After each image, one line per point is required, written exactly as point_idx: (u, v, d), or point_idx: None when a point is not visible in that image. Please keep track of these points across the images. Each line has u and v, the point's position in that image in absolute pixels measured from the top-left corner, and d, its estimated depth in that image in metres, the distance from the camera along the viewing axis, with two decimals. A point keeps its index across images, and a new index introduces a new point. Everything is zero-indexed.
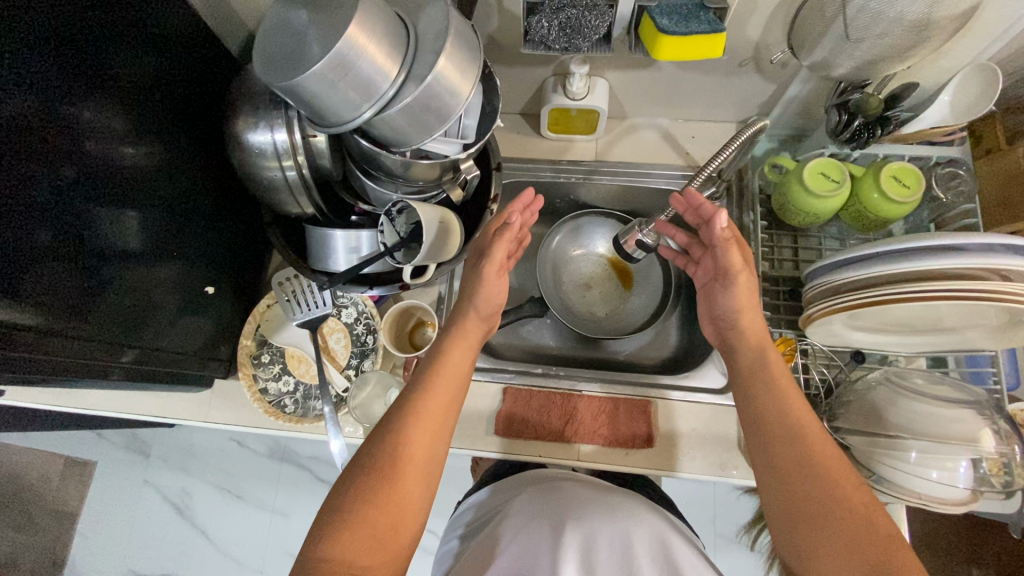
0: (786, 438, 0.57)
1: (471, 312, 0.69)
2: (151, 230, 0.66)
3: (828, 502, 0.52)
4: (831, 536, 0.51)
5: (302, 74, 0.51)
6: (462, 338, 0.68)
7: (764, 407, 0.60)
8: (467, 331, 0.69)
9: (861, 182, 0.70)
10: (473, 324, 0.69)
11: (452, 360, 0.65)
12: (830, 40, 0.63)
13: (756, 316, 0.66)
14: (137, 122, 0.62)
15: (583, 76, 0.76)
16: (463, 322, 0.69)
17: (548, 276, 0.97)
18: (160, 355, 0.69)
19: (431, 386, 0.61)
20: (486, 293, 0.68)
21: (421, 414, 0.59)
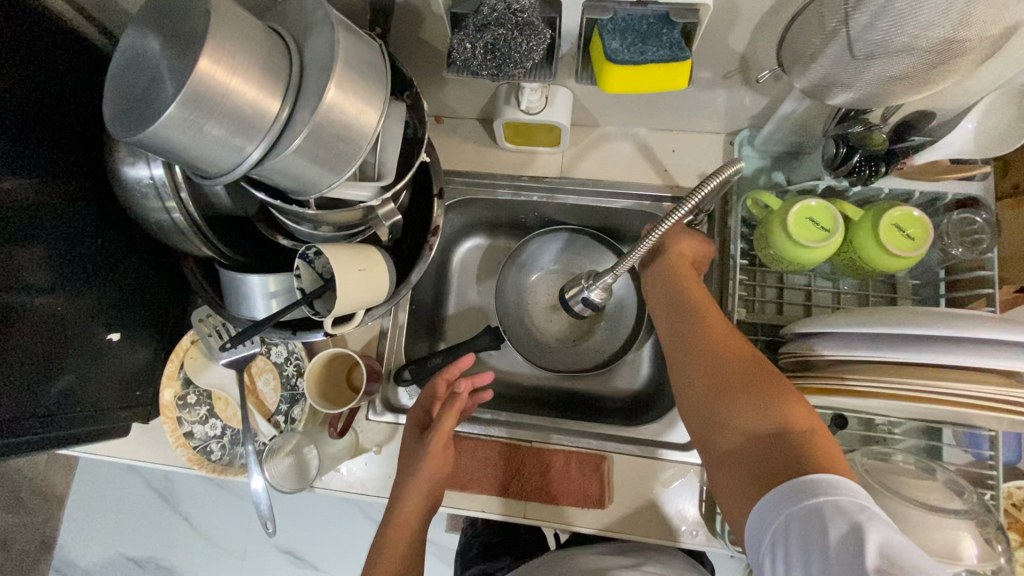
0: (695, 331, 0.58)
1: (404, 501, 0.62)
2: (40, 271, 0.58)
3: (740, 378, 0.52)
4: (741, 401, 0.50)
5: (152, 126, 0.41)
6: (398, 536, 0.60)
7: (677, 310, 0.62)
8: (401, 528, 0.61)
9: (857, 228, 0.59)
10: (409, 514, 0.61)
11: (390, 566, 0.59)
12: (826, 63, 0.51)
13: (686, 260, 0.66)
14: (4, 154, 0.53)
15: (537, 89, 0.65)
16: (397, 516, 0.61)
17: (511, 297, 0.89)
18: (63, 407, 0.63)
19: None
20: (425, 469, 0.62)
21: None
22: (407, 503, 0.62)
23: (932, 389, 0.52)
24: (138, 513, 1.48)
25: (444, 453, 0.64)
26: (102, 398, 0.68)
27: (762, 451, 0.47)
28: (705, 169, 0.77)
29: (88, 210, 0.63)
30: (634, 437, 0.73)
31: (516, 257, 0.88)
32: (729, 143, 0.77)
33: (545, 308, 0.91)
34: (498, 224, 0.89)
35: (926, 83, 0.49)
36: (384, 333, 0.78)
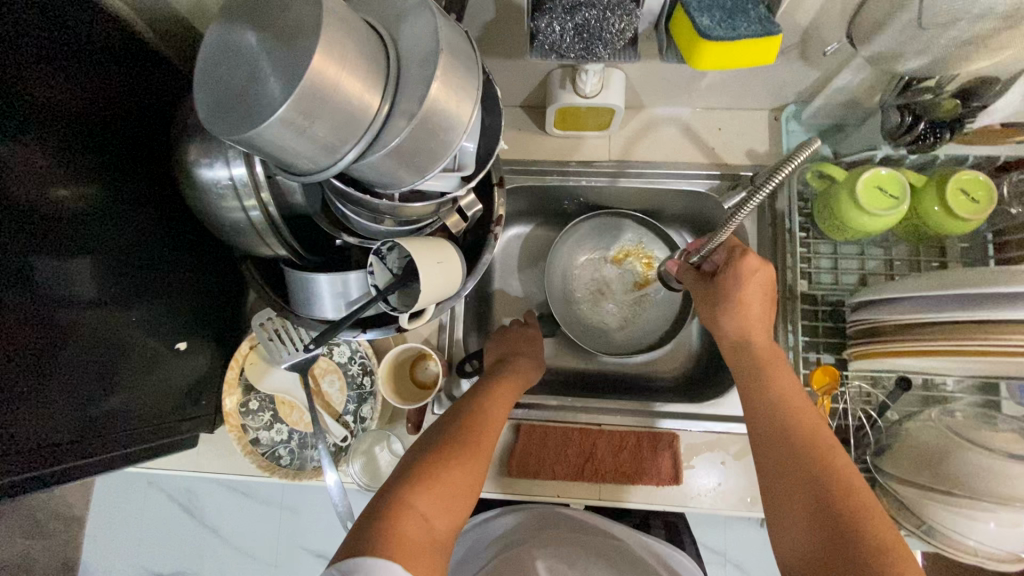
0: (766, 399, 0.56)
1: (494, 390, 0.64)
2: (105, 279, 0.56)
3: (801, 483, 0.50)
4: (799, 522, 0.49)
5: (257, 124, 0.39)
6: (490, 411, 0.61)
7: (745, 378, 0.59)
8: (491, 410, 0.61)
9: (920, 194, 0.61)
10: (499, 401, 0.63)
11: (500, 400, 0.63)
12: (894, 34, 0.52)
13: (758, 304, 0.62)
14: (72, 159, 0.52)
15: (598, 72, 0.64)
16: (485, 397, 0.63)
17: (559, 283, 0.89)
18: (131, 420, 0.61)
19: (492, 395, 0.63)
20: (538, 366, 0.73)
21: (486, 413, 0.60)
22: (498, 393, 0.64)
23: (998, 343, 0.51)
24: (161, 531, 1.37)
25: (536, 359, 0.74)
26: (162, 410, 0.66)
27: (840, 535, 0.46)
28: (754, 146, 0.78)
29: (148, 216, 0.61)
30: (701, 413, 0.74)
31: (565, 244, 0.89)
32: (775, 119, 0.78)
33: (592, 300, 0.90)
34: (541, 211, 0.89)
35: (1001, 50, 0.50)
36: (443, 326, 0.77)
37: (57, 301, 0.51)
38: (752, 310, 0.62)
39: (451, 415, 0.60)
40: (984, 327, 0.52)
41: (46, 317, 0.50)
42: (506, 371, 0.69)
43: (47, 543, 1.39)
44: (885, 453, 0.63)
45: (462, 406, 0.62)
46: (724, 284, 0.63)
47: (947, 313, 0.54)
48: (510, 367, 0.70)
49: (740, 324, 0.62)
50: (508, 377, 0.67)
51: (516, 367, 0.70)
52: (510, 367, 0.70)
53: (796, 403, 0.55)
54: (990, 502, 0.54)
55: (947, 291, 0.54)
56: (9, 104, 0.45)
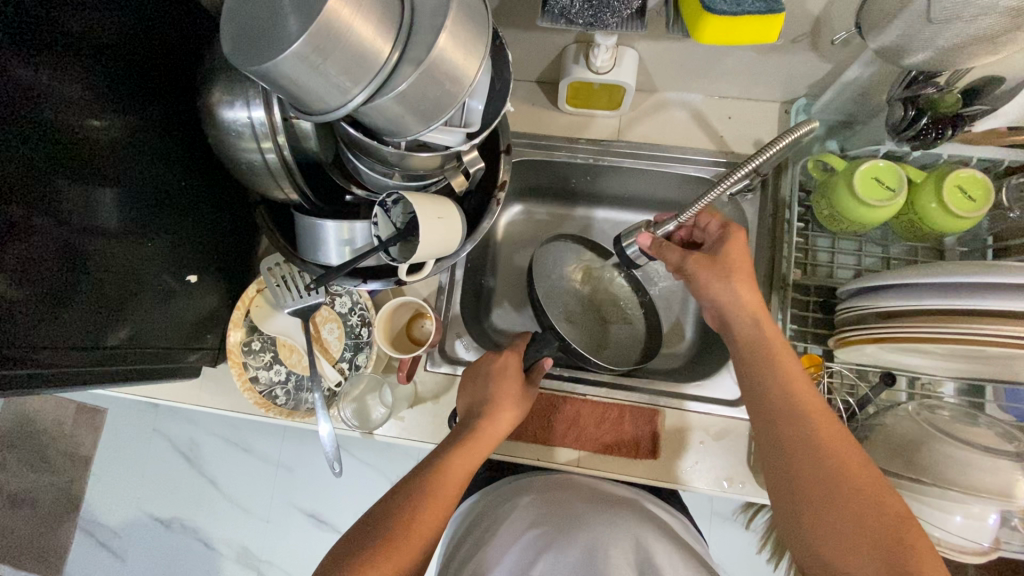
0: (780, 398, 0.56)
1: (449, 470, 0.59)
2: (131, 208, 0.60)
3: (842, 490, 0.49)
4: (843, 527, 0.48)
5: (275, 57, 0.42)
6: (438, 499, 0.57)
7: (757, 381, 0.58)
8: (444, 488, 0.58)
9: (918, 188, 0.62)
10: (458, 473, 0.60)
11: (453, 477, 0.59)
12: (901, 25, 0.53)
13: (752, 289, 0.63)
14: (104, 92, 0.55)
15: (610, 47, 0.66)
16: (439, 478, 0.59)
17: (564, 267, 0.88)
18: (140, 347, 0.65)
19: (445, 467, 0.59)
20: (505, 419, 0.66)
21: (434, 494, 0.57)
22: (453, 472, 0.60)
23: (967, 331, 0.53)
24: (164, 476, 1.42)
25: (515, 408, 0.67)
26: (171, 339, 0.70)
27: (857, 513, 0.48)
28: (762, 136, 0.79)
29: (170, 151, 0.64)
30: (684, 393, 0.76)
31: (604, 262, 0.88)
32: (785, 112, 0.79)
33: (561, 310, 0.86)
34: (547, 189, 0.91)
35: (1003, 47, 0.51)
36: (442, 288, 0.80)
37: (81, 224, 0.55)
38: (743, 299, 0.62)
39: (398, 499, 0.56)
40: (964, 318, 0.53)
41: (67, 238, 0.53)
42: (469, 437, 0.63)
43: (52, 480, 1.44)
44: (861, 441, 0.64)
45: (408, 489, 0.58)
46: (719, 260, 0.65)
47: (931, 302, 0.55)
48: (479, 428, 0.64)
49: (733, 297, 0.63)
50: (469, 449, 0.62)
51: (495, 423, 0.65)
52: (489, 422, 0.65)
53: (810, 401, 0.55)
54: (956, 491, 0.55)
55: (934, 280, 0.55)
56: (39, 25, 0.48)
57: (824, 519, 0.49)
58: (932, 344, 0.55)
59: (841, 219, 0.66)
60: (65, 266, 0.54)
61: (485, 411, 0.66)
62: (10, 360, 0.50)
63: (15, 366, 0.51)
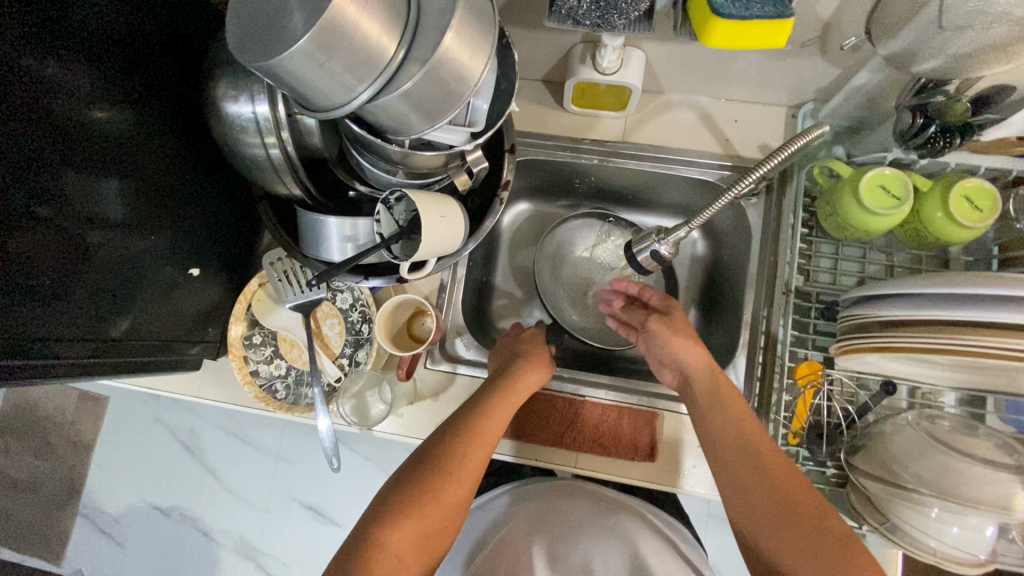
0: (731, 435, 0.61)
1: (490, 414, 0.64)
2: (135, 200, 0.60)
3: (786, 508, 0.54)
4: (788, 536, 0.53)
5: (280, 54, 0.42)
6: (469, 456, 0.60)
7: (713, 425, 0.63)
8: (487, 430, 0.62)
9: (924, 197, 0.62)
10: (498, 419, 0.64)
11: (495, 421, 0.64)
12: (911, 33, 0.53)
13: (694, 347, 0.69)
14: (108, 83, 0.55)
15: (617, 48, 0.65)
16: (473, 436, 0.61)
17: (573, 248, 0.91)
18: (139, 339, 0.65)
19: (488, 413, 0.64)
20: (531, 378, 0.69)
21: (478, 437, 0.61)
22: (485, 431, 0.62)
23: (969, 342, 0.53)
24: (164, 465, 1.43)
25: (541, 373, 0.71)
26: (171, 332, 0.70)
27: (804, 525, 0.53)
28: (767, 141, 0.78)
29: (174, 144, 0.64)
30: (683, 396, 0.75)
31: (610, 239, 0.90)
32: (791, 116, 0.78)
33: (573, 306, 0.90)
34: (550, 188, 0.91)
35: (1013, 56, 0.50)
36: (443, 285, 0.80)
37: (85, 214, 0.55)
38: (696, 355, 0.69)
39: (446, 437, 0.61)
40: (965, 330, 0.53)
41: (71, 230, 0.54)
42: (499, 397, 0.66)
43: (53, 466, 1.45)
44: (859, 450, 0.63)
45: (439, 446, 0.60)
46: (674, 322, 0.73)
47: (935, 312, 0.55)
48: (507, 392, 0.66)
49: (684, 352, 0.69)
50: (507, 399, 0.66)
51: (526, 379, 0.69)
52: (521, 379, 0.68)
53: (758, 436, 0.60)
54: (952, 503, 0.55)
55: (938, 291, 0.55)
56: (41, 17, 0.48)
57: (781, 531, 0.54)
58: (933, 354, 0.55)
59: (848, 225, 0.64)
60: (83, 253, 0.55)
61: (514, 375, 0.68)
62: (12, 347, 0.50)
63: (16, 355, 0.51)
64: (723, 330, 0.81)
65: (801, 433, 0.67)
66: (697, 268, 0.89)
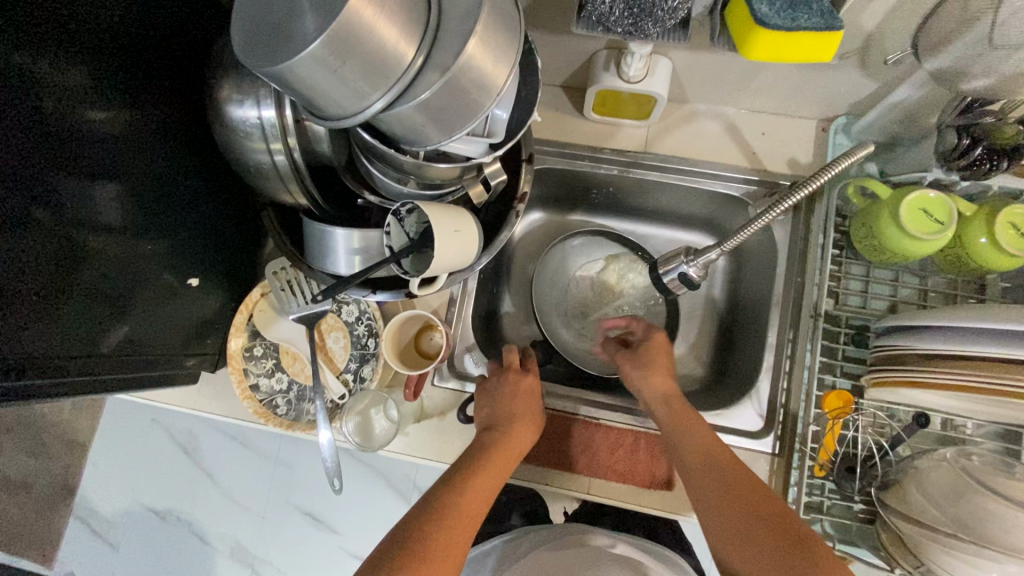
0: (699, 452, 0.60)
1: (481, 478, 0.58)
2: (132, 205, 0.57)
3: (740, 521, 0.53)
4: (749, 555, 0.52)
5: (290, 59, 0.39)
6: (458, 524, 0.53)
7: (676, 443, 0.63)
8: (477, 498, 0.56)
9: (968, 221, 0.58)
10: (489, 484, 0.59)
11: (485, 485, 0.58)
12: (961, 49, 0.49)
13: (662, 379, 0.69)
14: (105, 82, 0.52)
15: (644, 56, 0.62)
16: (460, 501, 0.56)
17: (577, 261, 0.88)
18: (134, 351, 0.62)
19: (479, 478, 0.58)
20: (521, 432, 0.65)
21: (469, 506, 0.55)
22: (473, 495, 0.57)
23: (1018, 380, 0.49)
24: (160, 468, 1.40)
25: (531, 430, 0.66)
26: (168, 343, 0.67)
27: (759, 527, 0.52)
28: (797, 155, 0.75)
29: (175, 147, 0.61)
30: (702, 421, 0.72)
31: (616, 258, 0.87)
32: (823, 130, 0.75)
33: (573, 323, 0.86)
34: (566, 198, 0.87)
35: None
36: (453, 299, 0.77)
37: (79, 220, 0.52)
38: (660, 380, 0.69)
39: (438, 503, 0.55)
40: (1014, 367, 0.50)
41: (65, 238, 0.50)
42: (488, 457, 0.61)
43: (47, 465, 1.42)
44: (891, 487, 0.60)
45: (423, 514, 0.54)
46: (647, 354, 0.72)
47: (976, 347, 0.52)
48: (498, 446, 0.62)
49: (654, 386, 0.68)
50: (497, 458, 0.61)
51: (515, 436, 0.64)
52: (509, 435, 0.64)
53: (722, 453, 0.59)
54: (993, 551, 0.51)
55: (982, 325, 0.52)
56: (33, 11, 0.45)
57: (749, 554, 0.52)
58: (977, 391, 0.52)
59: (884, 249, 0.61)
60: (71, 260, 0.52)
61: (506, 432, 0.64)
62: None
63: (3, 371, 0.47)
64: (744, 351, 0.78)
65: (828, 465, 0.64)
66: (717, 284, 0.85)
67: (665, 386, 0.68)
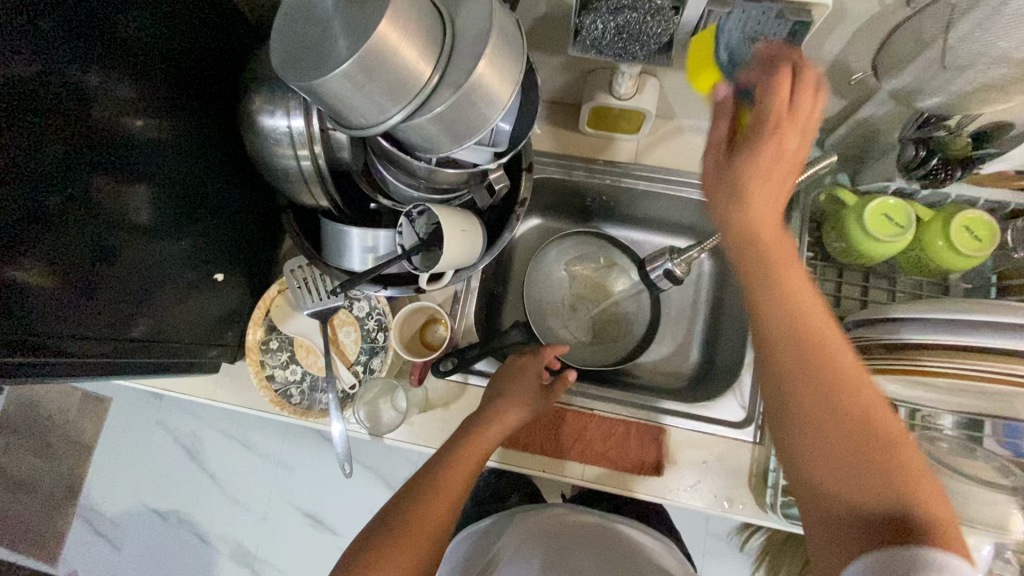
0: (790, 344, 0.44)
1: (461, 455, 0.65)
2: (162, 204, 0.62)
3: (830, 398, 0.42)
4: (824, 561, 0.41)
5: (323, 76, 0.45)
6: (440, 497, 0.61)
7: (774, 339, 0.45)
8: (453, 473, 0.63)
9: (926, 225, 0.64)
10: (467, 461, 0.65)
11: (464, 462, 0.64)
12: (913, 71, 0.55)
13: (773, 200, 0.46)
14: (146, 93, 0.57)
15: (634, 76, 0.68)
16: (438, 483, 0.62)
17: (574, 259, 0.93)
18: (160, 341, 0.67)
19: (459, 455, 0.65)
20: (508, 409, 0.70)
21: (443, 480, 0.62)
22: (457, 469, 0.64)
23: (969, 367, 0.55)
24: (165, 468, 1.43)
25: (522, 407, 0.71)
26: (191, 335, 0.72)
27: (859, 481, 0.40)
28: None
29: (204, 152, 0.66)
30: (689, 413, 0.77)
31: (607, 263, 0.93)
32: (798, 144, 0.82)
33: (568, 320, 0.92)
34: (562, 206, 0.93)
35: (1011, 96, 0.53)
36: (457, 298, 0.82)
37: (115, 218, 0.57)
38: (764, 182, 0.45)
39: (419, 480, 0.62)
40: (966, 356, 0.55)
41: (101, 233, 0.55)
42: (472, 435, 0.67)
43: (55, 466, 1.45)
44: None
45: (413, 492, 0.61)
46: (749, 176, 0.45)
47: (934, 338, 0.57)
48: (484, 423, 0.68)
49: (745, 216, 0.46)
50: (480, 435, 0.67)
51: (501, 413, 0.69)
52: (495, 412, 0.69)
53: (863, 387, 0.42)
54: None
55: (937, 317, 0.57)
56: (90, 28, 0.50)
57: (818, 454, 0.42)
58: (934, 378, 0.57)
59: (852, 251, 0.67)
60: (105, 253, 0.56)
61: (490, 408, 0.70)
62: (28, 348, 0.51)
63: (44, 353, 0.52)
64: (728, 349, 0.84)
65: None
66: (704, 287, 0.91)
67: (760, 278, 0.46)
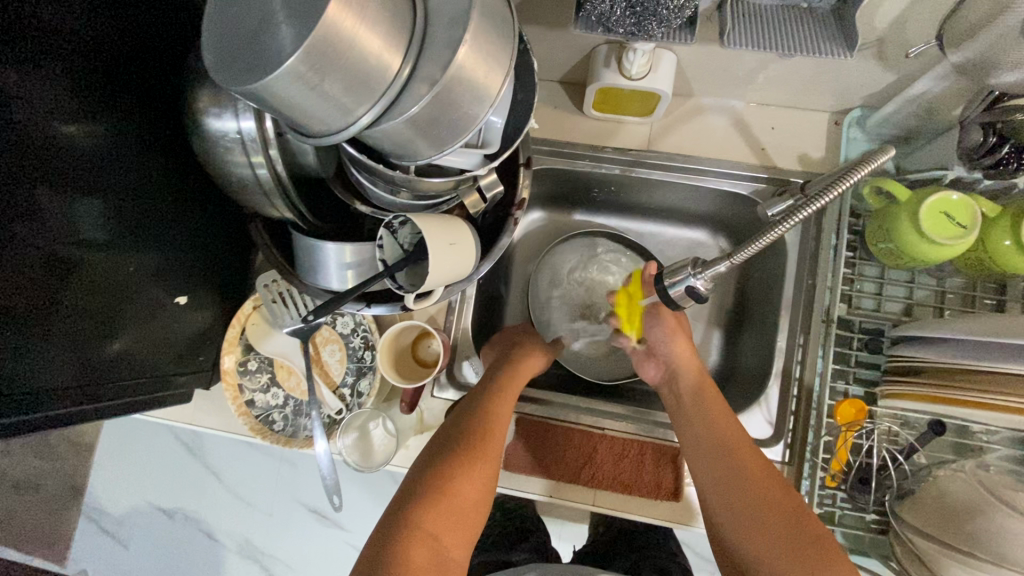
0: (715, 442, 0.60)
1: (495, 401, 0.65)
2: (118, 219, 0.55)
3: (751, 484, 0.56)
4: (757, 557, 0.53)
5: (265, 76, 0.36)
6: (487, 436, 0.61)
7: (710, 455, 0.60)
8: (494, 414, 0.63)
9: (990, 223, 0.55)
10: (504, 403, 0.65)
11: (500, 407, 0.64)
12: (991, 42, 0.45)
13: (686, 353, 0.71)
14: (80, 95, 0.49)
15: (647, 52, 0.58)
16: (480, 422, 0.62)
17: (571, 265, 0.84)
18: (130, 370, 0.61)
19: (495, 397, 0.65)
20: (527, 364, 0.71)
21: (490, 418, 0.62)
22: (487, 440, 0.60)
23: None
24: (166, 467, 1.39)
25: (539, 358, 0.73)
26: (162, 360, 0.65)
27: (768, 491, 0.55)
28: (807, 151, 0.71)
29: (157, 157, 0.58)
30: None
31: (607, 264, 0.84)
32: (835, 123, 0.71)
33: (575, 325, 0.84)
34: (565, 197, 0.84)
35: None
36: (451, 307, 0.74)
37: (64, 234, 0.50)
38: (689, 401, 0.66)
39: (458, 424, 0.62)
40: None
41: (61, 245, 0.50)
42: (500, 380, 0.67)
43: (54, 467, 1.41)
44: (906, 499, 0.59)
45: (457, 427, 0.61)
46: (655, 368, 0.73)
47: (999, 363, 0.50)
48: (512, 372, 0.69)
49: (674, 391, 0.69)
50: (511, 382, 0.67)
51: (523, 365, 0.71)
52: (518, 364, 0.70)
53: (767, 481, 0.56)
54: None
55: (1003, 338, 0.49)
56: None
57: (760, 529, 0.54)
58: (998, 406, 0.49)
59: (899, 252, 0.59)
60: (62, 272, 0.50)
61: (513, 362, 0.70)
62: None
63: None
64: (754, 353, 0.76)
65: (840, 476, 0.62)
66: (725, 284, 0.83)
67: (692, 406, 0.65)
